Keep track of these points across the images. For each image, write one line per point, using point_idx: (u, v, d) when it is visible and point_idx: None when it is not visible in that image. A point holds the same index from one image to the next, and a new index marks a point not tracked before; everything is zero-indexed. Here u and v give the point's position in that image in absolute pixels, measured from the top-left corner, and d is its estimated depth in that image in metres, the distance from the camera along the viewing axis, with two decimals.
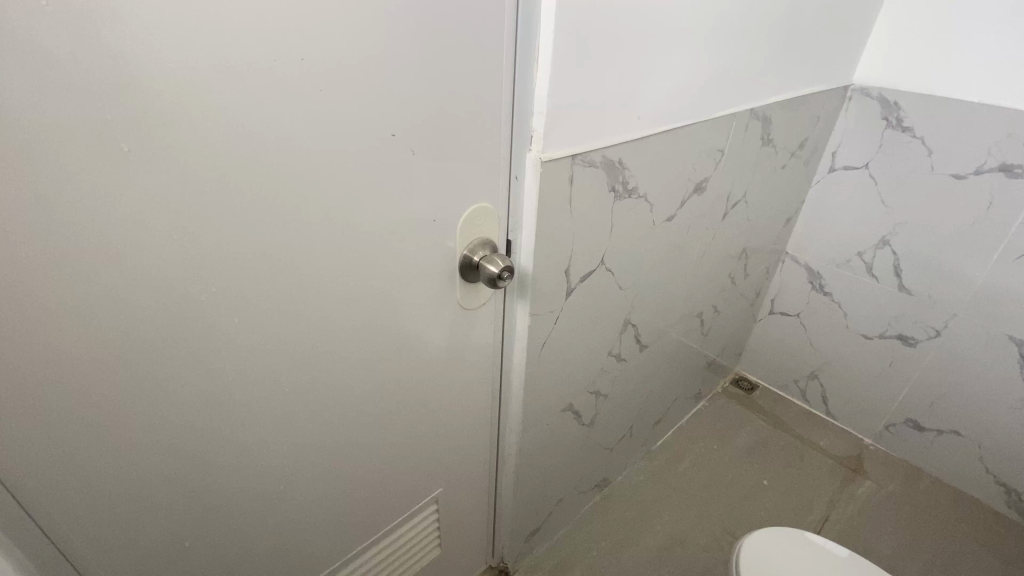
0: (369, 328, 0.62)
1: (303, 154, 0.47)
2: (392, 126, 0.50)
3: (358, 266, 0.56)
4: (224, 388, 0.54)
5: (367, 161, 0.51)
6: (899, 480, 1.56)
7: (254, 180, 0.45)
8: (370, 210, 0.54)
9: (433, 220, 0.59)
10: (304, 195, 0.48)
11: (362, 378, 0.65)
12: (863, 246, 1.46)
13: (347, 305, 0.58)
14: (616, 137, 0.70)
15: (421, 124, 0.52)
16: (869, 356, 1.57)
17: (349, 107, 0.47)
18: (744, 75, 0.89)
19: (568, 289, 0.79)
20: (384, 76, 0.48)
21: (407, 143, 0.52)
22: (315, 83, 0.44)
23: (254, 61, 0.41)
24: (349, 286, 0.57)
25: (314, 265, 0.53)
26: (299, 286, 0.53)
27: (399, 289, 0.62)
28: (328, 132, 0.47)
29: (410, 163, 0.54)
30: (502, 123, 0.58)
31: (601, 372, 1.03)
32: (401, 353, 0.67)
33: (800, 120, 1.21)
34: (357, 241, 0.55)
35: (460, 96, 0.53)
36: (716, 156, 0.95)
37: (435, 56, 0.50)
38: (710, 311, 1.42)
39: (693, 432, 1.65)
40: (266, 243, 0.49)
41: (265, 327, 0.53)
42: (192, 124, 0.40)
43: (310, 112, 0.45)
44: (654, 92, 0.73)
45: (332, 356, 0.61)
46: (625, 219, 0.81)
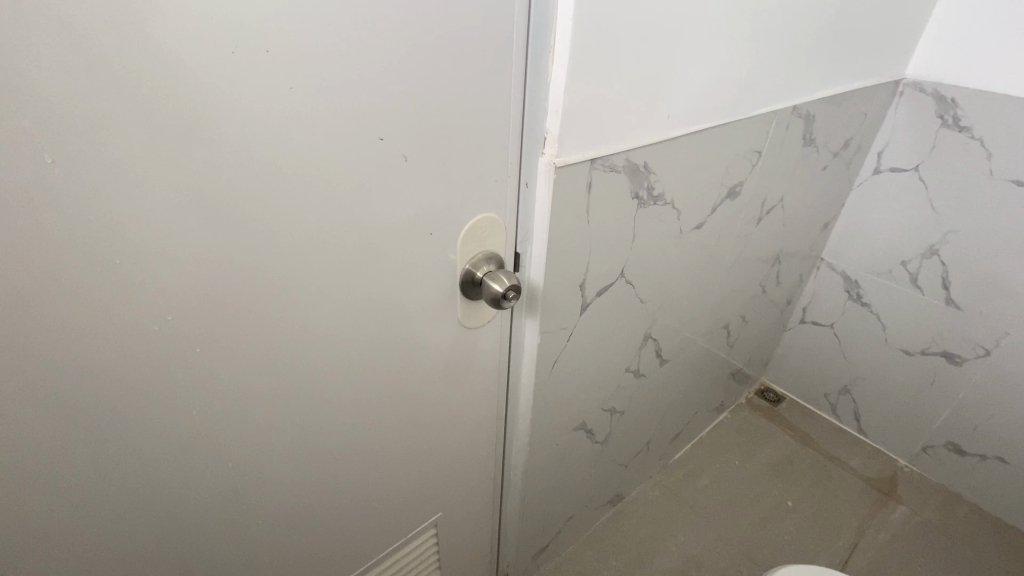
0: (360, 351, 0.56)
1: (275, 162, 0.40)
2: (381, 129, 0.43)
3: (344, 286, 0.50)
4: (193, 423, 0.48)
5: (352, 168, 0.44)
6: (935, 506, 1.45)
7: (216, 193, 0.38)
8: (356, 223, 0.47)
9: (430, 234, 0.52)
10: (279, 208, 0.42)
11: (354, 402, 0.60)
12: (908, 255, 1.35)
13: (332, 328, 0.52)
14: (641, 138, 0.63)
15: (416, 128, 0.45)
16: (908, 372, 1.46)
17: (330, 107, 0.40)
18: (787, 68, 0.80)
19: (583, 305, 0.72)
20: (371, 72, 0.41)
21: (398, 149, 0.45)
22: (288, 79, 0.37)
23: (210, 55, 0.34)
24: (334, 308, 0.51)
25: (293, 285, 0.47)
26: (276, 310, 0.47)
27: (393, 309, 0.55)
28: (310, 136, 0.40)
29: (402, 172, 0.47)
30: (512, 125, 0.51)
31: (617, 389, 0.96)
32: (397, 375, 0.62)
33: (845, 117, 1.10)
34: (341, 259, 0.48)
35: (463, 95, 0.46)
36: (752, 158, 0.86)
37: (432, 49, 0.42)
38: (737, 321, 1.33)
39: (713, 446, 1.57)
40: (235, 264, 0.42)
41: (237, 354, 0.47)
42: (152, 135, 0.34)
43: (281, 113, 0.38)
44: (686, 88, 0.64)
45: (319, 382, 0.55)
46: (648, 228, 0.74)
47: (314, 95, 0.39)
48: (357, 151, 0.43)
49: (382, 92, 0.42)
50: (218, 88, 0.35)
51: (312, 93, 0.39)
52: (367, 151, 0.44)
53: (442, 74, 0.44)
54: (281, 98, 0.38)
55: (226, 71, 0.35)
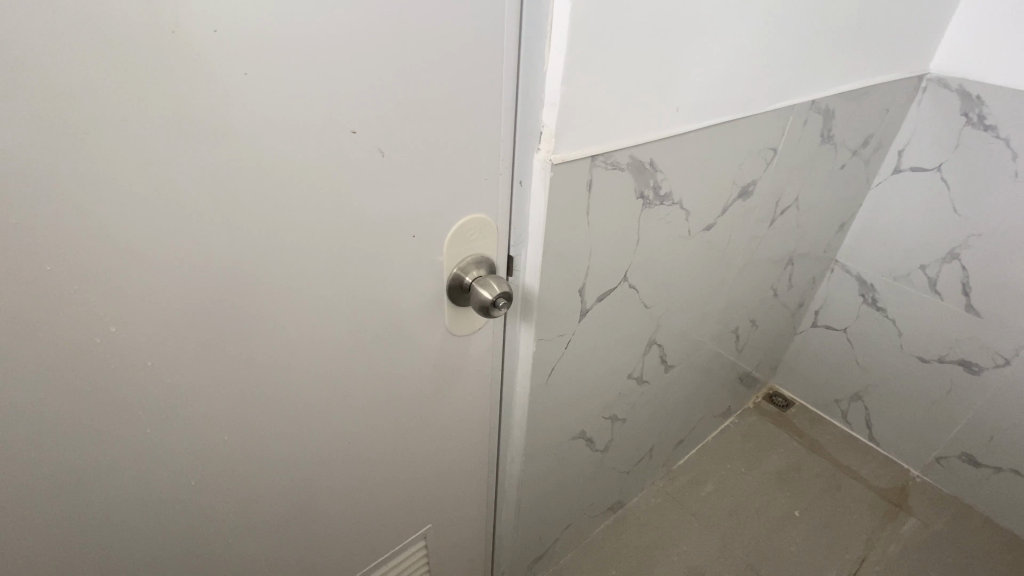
0: (340, 363, 0.52)
1: (233, 157, 0.36)
2: (352, 121, 0.39)
3: (319, 294, 0.46)
4: (154, 442, 0.44)
5: (321, 166, 0.39)
6: (948, 518, 1.40)
7: (165, 193, 0.34)
8: (330, 226, 0.43)
9: (412, 237, 0.48)
10: (240, 209, 0.38)
11: (337, 414, 0.56)
12: (927, 259, 1.29)
13: (307, 339, 0.48)
14: (647, 133, 0.58)
15: (394, 120, 0.41)
16: (924, 380, 1.41)
17: (293, 97, 0.36)
18: (804, 59, 0.75)
19: (583, 310, 0.68)
20: (339, 56, 0.36)
21: (374, 144, 0.41)
22: (247, 63, 0.33)
23: (147, 34, 0.30)
24: (308, 317, 0.47)
25: (261, 293, 0.43)
26: (243, 320, 0.43)
27: (380, 316, 0.52)
28: (280, 130, 0.36)
29: (379, 169, 0.42)
30: (503, 118, 0.47)
31: (619, 396, 0.92)
32: (383, 386, 0.58)
33: (865, 113, 1.05)
34: (314, 266, 0.44)
35: (447, 85, 0.42)
36: (766, 156, 0.81)
37: (409, 32, 0.38)
38: (747, 325, 1.29)
39: (719, 452, 1.53)
40: (194, 271, 0.38)
41: (200, 368, 0.43)
42: (99, 127, 0.31)
43: (235, 104, 0.34)
44: (696, 79, 0.60)
45: (295, 395, 0.51)
46: (654, 230, 0.69)
47: (271, 83, 0.35)
48: (326, 146, 0.39)
49: (353, 80, 0.37)
50: (164, 74, 0.31)
51: (270, 80, 0.34)
52: (337, 146, 0.39)
53: (422, 61, 0.39)
54: (233, 85, 0.33)
55: (166, 54, 0.31)
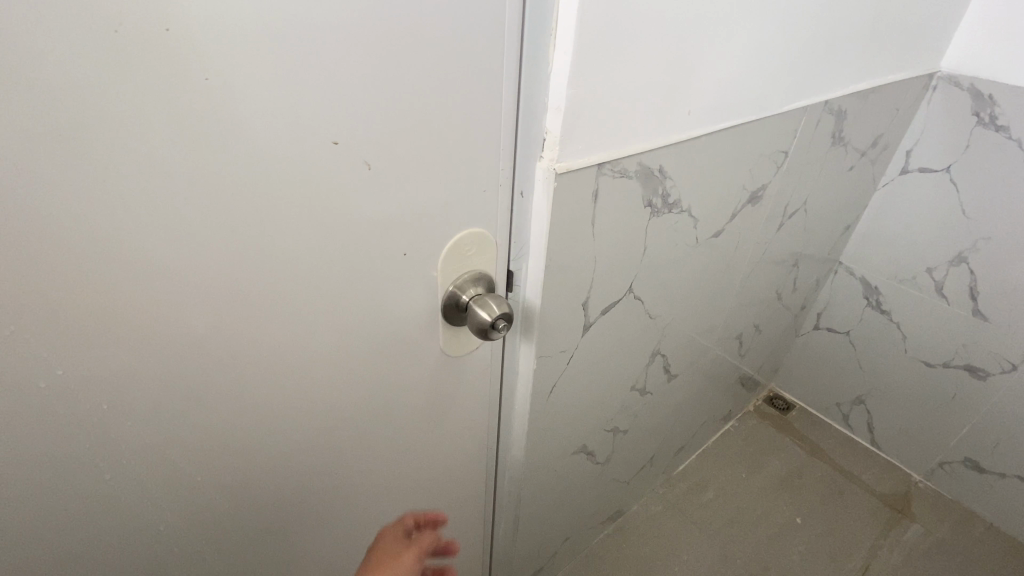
0: (328, 390, 0.48)
1: (199, 174, 0.31)
2: (334, 131, 0.35)
3: (303, 320, 0.42)
4: (125, 486, 0.40)
5: (299, 181, 0.35)
6: (951, 524, 1.38)
7: (122, 217, 0.30)
8: (313, 246, 0.38)
9: (404, 255, 0.44)
10: (212, 231, 0.33)
11: (326, 443, 0.52)
12: (934, 262, 1.26)
13: (289, 368, 0.44)
14: (656, 137, 0.54)
15: (382, 129, 0.36)
16: (929, 385, 1.38)
17: (264, 104, 0.31)
18: (818, 57, 0.71)
19: (586, 325, 0.65)
20: (316, 57, 0.31)
21: (359, 157, 0.37)
22: (214, 67, 0.29)
23: (83, 34, 0.25)
24: (292, 344, 0.42)
25: (239, 322, 0.38)
26: (220, 352, 0.39)
27: (372, 340, 0.48)
28: (255, 142, 0.32)
29: (366, 184, 0.38)
30: (503, 125, 0.43)
31: (621, 408, 0.89)
32: (376, 411, 0.54)
33: (876, 113, 1.01)
34: (297, 289, 0.40)
35: (440, 90, 0.37)
36: (777, 159, 0.77)
37: (397, 29, 0.33)
38: (750, 330, 1.26)
39: (719, 458, 1.51)
40: (162, 302, 0.34)
41: (172, 407, 0.39)
42: (46, 148, 0.26)
43: (196, 113, 0.29)
44: (708, 80, 0.56)
45: (281, 427, 0.47)
46: (661, 239, 0.65)
47: (238, 88, 0.30)
48: (304, 159, 0.34)
49: (333, 84, 0.33)
50: (117, 83, 0.27)
51: (237, 84, 0.30)
52: (318, 159, 0.35)
53: (412, 64, 0.35)
54: (192, 91, 0.29)
55: (107, 55, 0.26)
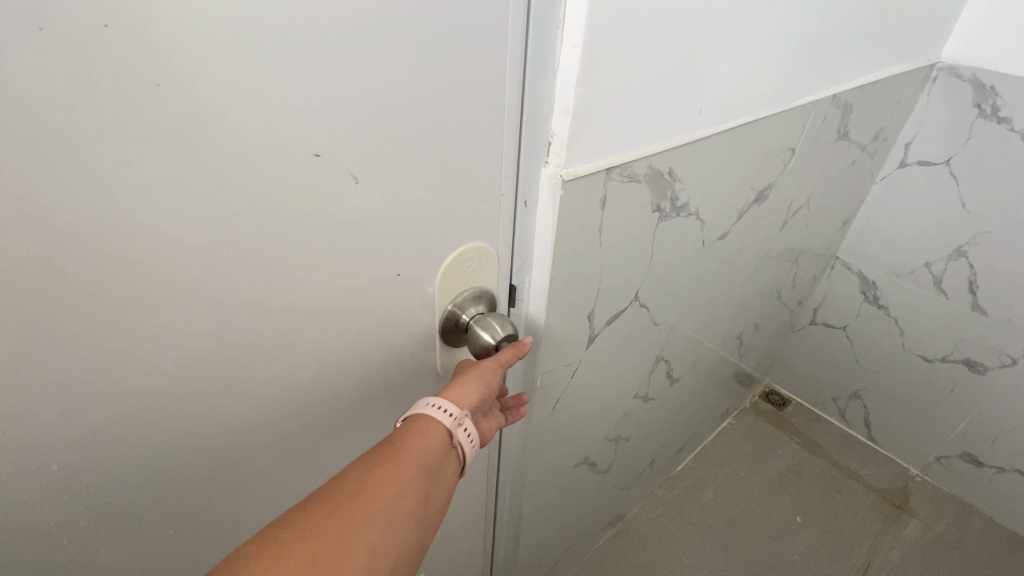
0: (317, 421, 0.44)
1: (164, 194, 0.27)
2: (315, 141, 0.30)
3: (289, 348, 0.38)
4: (93, 538, 0.36)
5: (277, 198, 0.31)
6: (949, 519, 1.38)
7: (77, 246, 0.26)
8: (297, 269, 0.34)
9: (398, 274, 0.40)
10: (183, 256, 0.29)
11: (317, 477, 0.48)
12: (933, 256, 1.24)
13: (275, 400, 0.40)
14: (667, 138, 0.51)
15: (370, 138, 0.32)
16: (927, 379, 1.37)
17: (234, 111, 0.27)
18: (829, 50, 0.67)
19: (591, 336, 0.61)
20: (292, 56, 0.27)
21: (344, 169, 0.32)
22: (169, 70, 0.24)
23: (9, 36, 0.21)
24: (276, 375, 0.38)
25: (218, 355, 0.34)
26: (198, 389, 0.35)
27: (364, 364, 0.44)
28: (224, 155, 0.28)
29: (355, 199, 0.34)
30: (505, 129, 0.39)
31: (624, 416, 0.86)
32: (369, 439, 0.50)
33: (879, 105, 0.98)
34: (280, 316, 0.36)
35: (436, 92, 0.33)
36: (783, 156, 0.74)
37: (385, 23, 0.29)
38: (750, 329, 1.23)
39: (718, 457, 1.49)
40: (130, 339, 0.30)
41: (145, 450, 0.35)
42: None
43: (155, 125, 0.25)
44: (720, 75, 0.52)
45: (268, 463, 0.43)
46: (667, 245, 0.62)
47: (202, 95, 0.26)
48: (284, 173, 0.30)
49: (313, 87, 0.29)
50: (52, 92, 0.22)
51: (201, 90, 0.26)
52: (299, 173, 0.31)
53: (402, 65, 0.31)
54: (149, 99, 0.25)
55: (43, 60, 0.22)
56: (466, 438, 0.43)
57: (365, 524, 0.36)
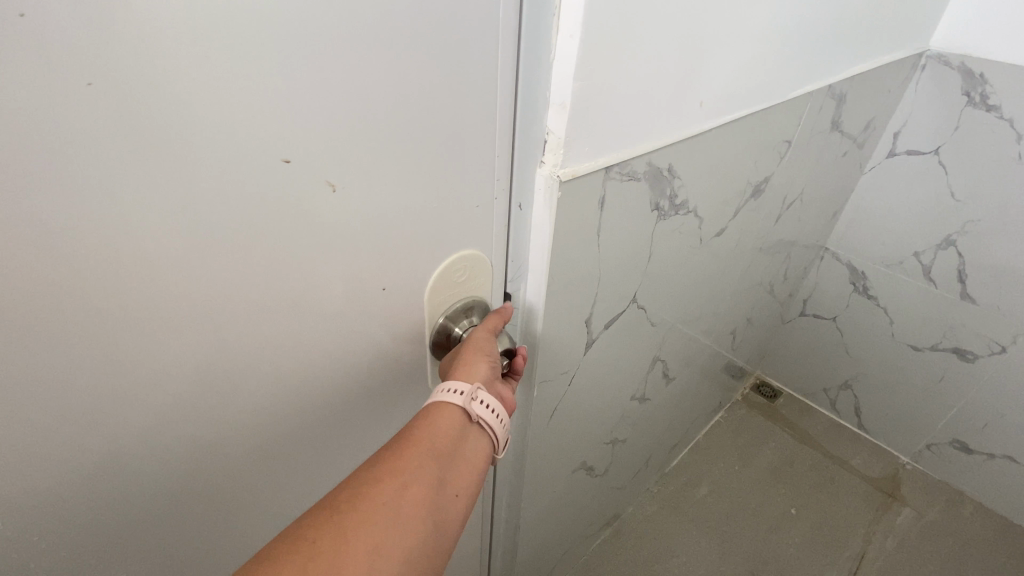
0: (302, 447, 0.41)
1: (115, 211, 0.24)
2: (284, 146, 0.27)
3: (268, 372, 0.35)
4: None
5: (245, 210, 0.28)
6: (939, 506, 1.39)
7: (16, 280, 0.23)
8: (274, 287, 0.31)
9: (383, 289, 0.37)
10: (144, 282, 0.26)
11: (305, 505, 0.45)
12: (922, 246, 1.24)
13: (255, 427, 0.36)
14: (667, 133, 0.48)
15: (348, 141, 0.29)
16: (917, 368, 1.37)
17: (191, 115, 0.24)
18: (827, 38, 0.65)
19: (589, 340, 0.59)
20: (256, 50, 0.24)
21: (320, 176, 0.29)
22: (104, 67, 0.21)
23: None
24: (254, 403, 0.35)
25: (192, 385, 0.31)
26: (168, 422, 0.31)
27: (352, 382, 0.41)
28: (181, 162, 0.24)
29: (332, 210, 0.31)
30: (494, 129, 0.36)
31: (621, 418, 0.84)
32: (359, 460, 0.47)
33: (871, 95, 0.96)
34: (256, 340, 0.33)
35: (420, 90, 0.30)
36: (780, 149, 0.72)
37: (360, 14, 0.26)
38: (742, 323, 1.22)
39: (712, 451, 1.49)
40: (89, 378, 0.27)
41: (114, 494, 0.32)
42: None
43: (103, 136, 0.22)
44: (720, 65, 0.49)
45: (251, 495, 0.40)
46: (665, 244, 0.59)
47: (156, 99, 0.23)
48: (252, 182, 0.27)
49: (283, 85, 0.26)
50: None
51: (153, 93, 0.22)
52: (269, 182, 0.28)
53: (381, 60, 0.28)
54: (93, 108, 0.21)
55: None
56: (486, 410, 0.40)
57: (370, 523, 0.34)
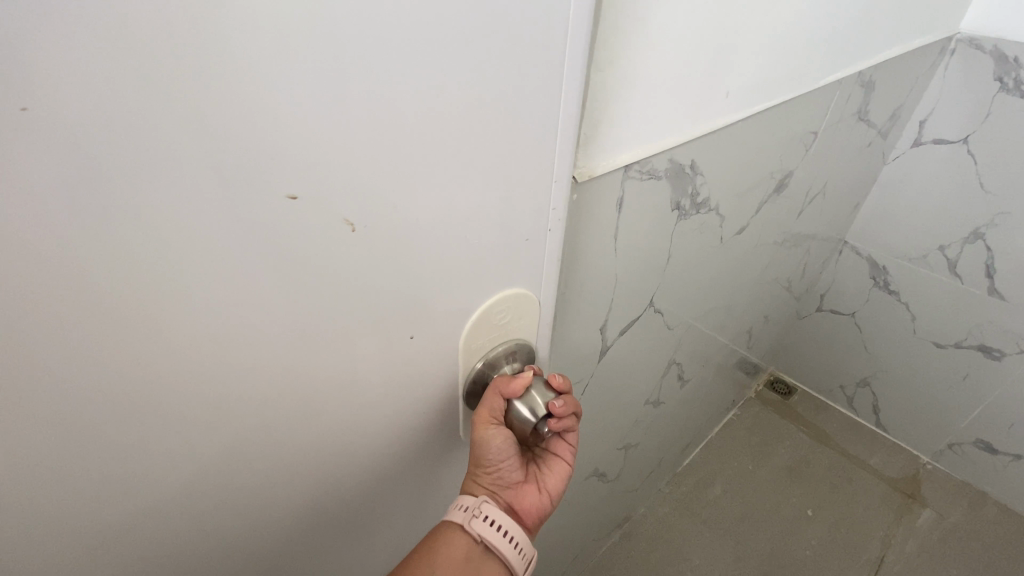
0: (312, 492, 0.37)
1: (84, 256, 0.20)
2: (291, 182, 0.24)
3: (274, 418, 0.31)
4: None
5: (246, 250, 0.24)
6: (961, 507, 1.36)
7: None
8: (273, 326, 0.28)
9: (411, 338, 0.34)
10: (119, 328, 0.23)
11: (314, 545, 0.42)
12: (948, 239, 1.18)
13: (262, 474, 0.33)
14: (692, 129, 0.45)
15: (363, 161, 0.25)
16: (941, 366, 1.32)
17: (173, 146, 0.20)
18: (858, 22, 0.60)
19: (604, 349, 0.56)
20: (243, 55, 0.20)
21: (335, 213, 0.26)
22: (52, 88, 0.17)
23: None
24: (257, 447, 0.32)
25: (186, 435, 0.28)
26: (161, 476, 0.28)
27: (370, 427, 0.37)
28: (164, 200, 0.21)
29: (342, 248, 0.27)
30: (532, 145, 0.31)
31: (634, 423, 0.81)
32: (375, 497, 0.43)
33: (899, 81, 0.91)
34: (259, 388, 0.29)
35: (445, 99, 0.26)
36: (805, 141, 0.67)
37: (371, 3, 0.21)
38: (759, 320, 1.19)
39: (725, 450, 1.45)
40: (71, 431, 0.24)
41: (99, 546, 0.29)
42: None
43: (67, 168, 0.19)
44: (749, 53, 0.45)
45: (257, 537, 0.37)
46: (685, 245, 0.56)
47: (130, 124, 0.19)
48: (251, 218, 0.24)
49: (283, 108, 0.22)
50: None
51: (127, 119, 0.19)
52: (263, 213, 0.24)
53: (400, 64, 0.23)
54: (43, 129, 0.18)
55: None
56: (492, 529, 0.41)
57: None
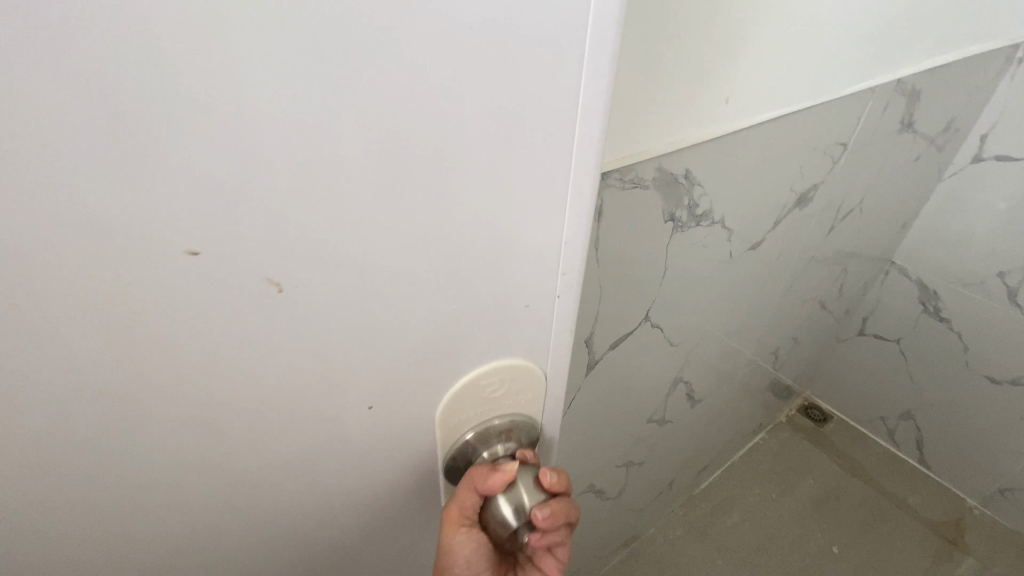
0: (258, 553, 0.33)
1: None
2: (188, 237, 0.19)
3: (201, 485, 0.27)
4: None
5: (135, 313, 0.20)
6: (1010, 560, 1.24)
7: None
8: (194, 389, 0.23)
9: (370, 412, 0.29)
10: None
11: None
12: (1009, 266, 1.08)
13: (192, 537, 0.30)
14: (686, 135, 0.43)
15: (288, 218, 0.20)
16: (994, 404, 1.21)
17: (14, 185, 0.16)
18: (888, 27, 0.56)
19: (592, 362, 0.54)
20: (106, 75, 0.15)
21: (257, 274, 0.21)
22: None
23: None
24: (191, 514, 0.28)
25: (90, 493, 0.24)
26: (63, 532, 0.25)
27: (324, 497, 0.33)
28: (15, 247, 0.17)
29: (278, 318, 0.23)
30: (525, 199, 0.25)
31: (636, 441, 0.78)
32: (348, 560, 0.39)
33: (952, 91, 0.84)
34: (176, 455, 0.25)
35: (395, 152, 0.20)
36: (832, 153, 0.63)
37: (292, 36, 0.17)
38: (787, 341, 1.12)
39: (747, 475, 1.38)
40: None
41: None
42: None
43: None
44: (751, 58, 0.44)
45: None
46: (685, 258, 0.53)
47: None
48: (137, 277, 0.19)
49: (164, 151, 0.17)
50: None
51: None
52: (152, 272, 0.19)
53: (347, 89, 0.18)
54: None
55: None
56: None
57: None
